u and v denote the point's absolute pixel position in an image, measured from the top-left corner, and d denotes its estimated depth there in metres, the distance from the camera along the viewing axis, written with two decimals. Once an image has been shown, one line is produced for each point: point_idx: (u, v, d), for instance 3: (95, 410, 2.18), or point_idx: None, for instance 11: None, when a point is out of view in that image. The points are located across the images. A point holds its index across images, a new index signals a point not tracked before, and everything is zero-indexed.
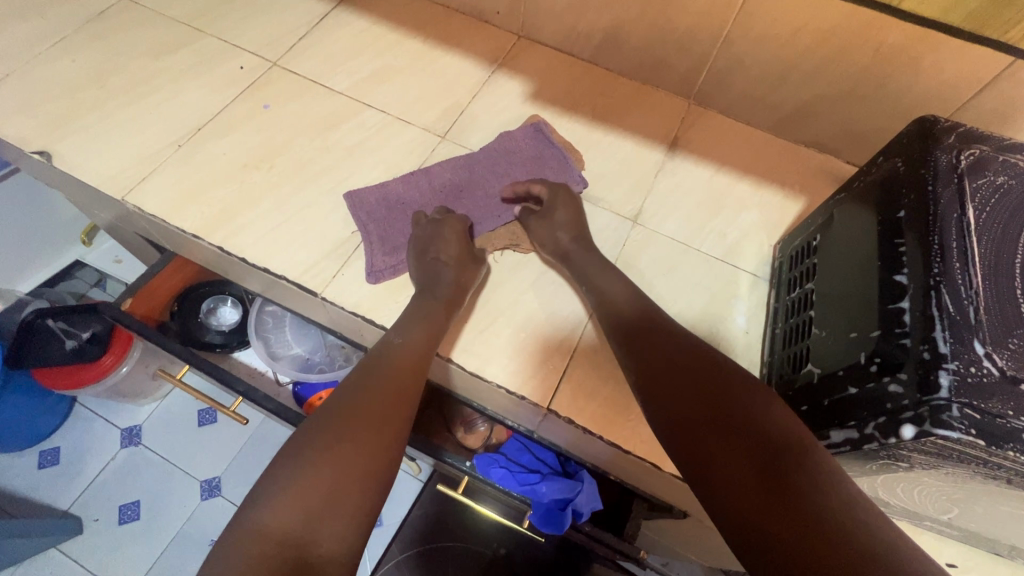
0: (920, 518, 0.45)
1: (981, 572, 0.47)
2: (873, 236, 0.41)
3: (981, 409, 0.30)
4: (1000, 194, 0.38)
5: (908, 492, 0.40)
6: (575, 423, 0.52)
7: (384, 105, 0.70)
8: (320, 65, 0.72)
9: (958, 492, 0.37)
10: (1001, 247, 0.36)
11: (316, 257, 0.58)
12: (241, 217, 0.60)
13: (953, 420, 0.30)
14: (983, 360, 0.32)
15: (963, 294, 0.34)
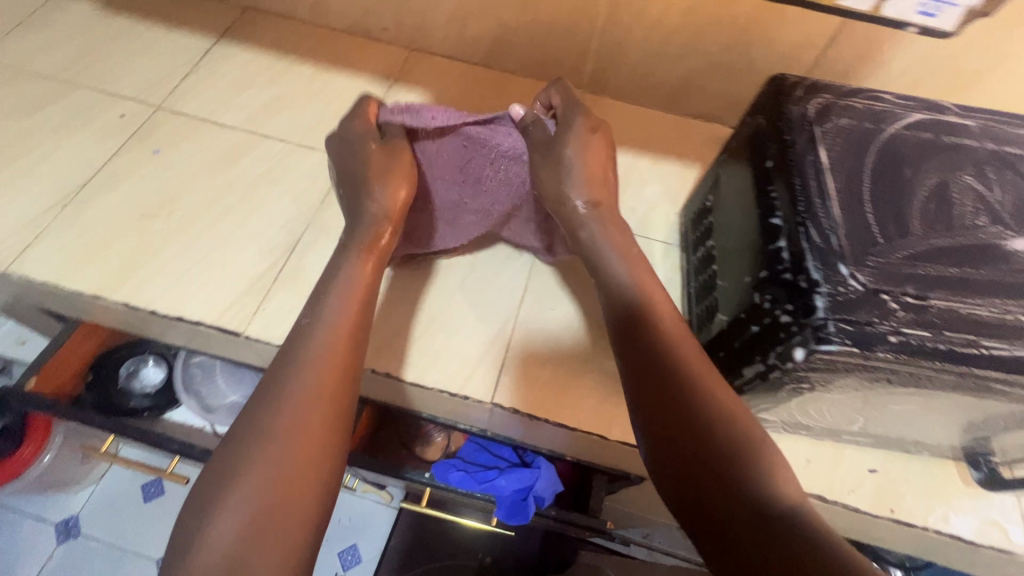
0: (838, 432, 0.50)
1: (897, 471, 0.52)
2: (752, 186, 0.46)
3: (851, 321, 0.34)
4: (845, 134, 0.44)
5: (818, 409, 0.45)
6: (519, 411, 0.53)
7: (281, 133, 0.69)
8: (208, 102, 0.70)
9: (856, 401, 0.41)
10: (851, 179, 0.41)
11: (233, 296, 0.56)
12: (146, 268, 0.57)
13: (831, 335, 0.34)
14: (847, 278, 0.36)
15: (825, 224, 0.38)
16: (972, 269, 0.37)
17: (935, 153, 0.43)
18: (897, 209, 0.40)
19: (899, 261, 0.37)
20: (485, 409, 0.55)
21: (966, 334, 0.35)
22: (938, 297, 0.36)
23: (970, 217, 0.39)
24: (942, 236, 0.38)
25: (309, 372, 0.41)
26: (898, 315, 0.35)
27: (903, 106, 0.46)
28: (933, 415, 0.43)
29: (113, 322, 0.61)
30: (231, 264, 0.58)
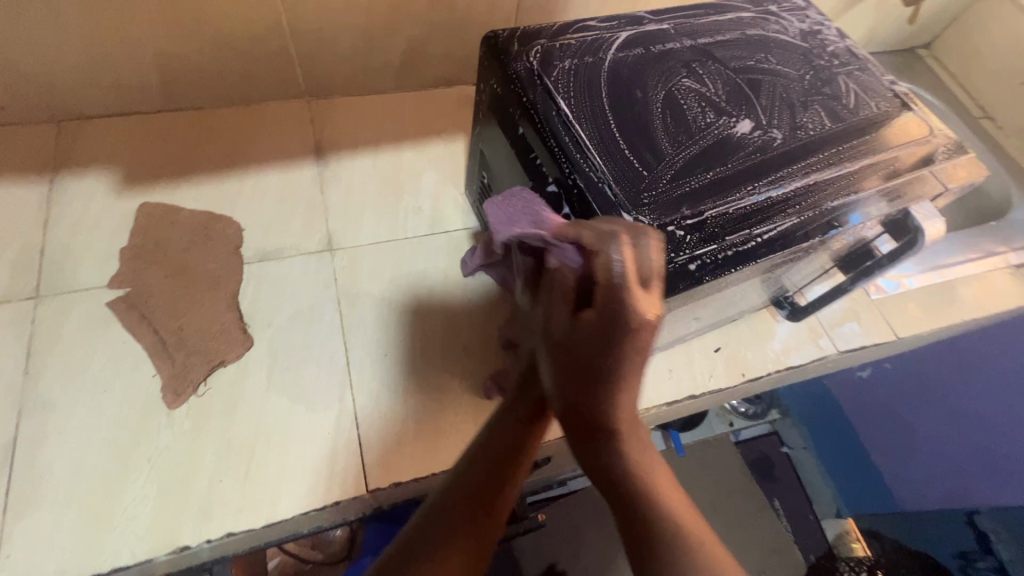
0: (767, 292, 0.77)
1: (762, 318, 0.86)
2: (759, 115, 0.61)
3: (777, 200, 0.55)
4: (779, 73, 0.65)
5: (759, 287, 0.72)
6: (431, 479, 0.65)
7: (128, 150, 0.80)
8: (38, 40, 0.69)
9: (791, 267, 0.67)
10: (786, 102, 0.62)
11: (120, 397, 0.64)
12: (48, 394, 0.63)
13: (783, 225, 0.54)
14: (754, 123, 0.60)
15: (783, 138, 0.60)
16: (857, 119, 0.63)
17: (849, 55, 0.69)
18: (802, 76, 0.65)
19: (788, 90, 0.63)
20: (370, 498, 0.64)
21: (861, 146, 0.61)
22: (842, 117, 0.63)
23: (829, 81, 0.65)
24: (826, 91, 0.64)
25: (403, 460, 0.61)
26: (810, 146, 0.59)
27: (837, 36, 0.71)
28: (821, 271, 0.75)
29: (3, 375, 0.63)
30: (125, 414, 0.63)
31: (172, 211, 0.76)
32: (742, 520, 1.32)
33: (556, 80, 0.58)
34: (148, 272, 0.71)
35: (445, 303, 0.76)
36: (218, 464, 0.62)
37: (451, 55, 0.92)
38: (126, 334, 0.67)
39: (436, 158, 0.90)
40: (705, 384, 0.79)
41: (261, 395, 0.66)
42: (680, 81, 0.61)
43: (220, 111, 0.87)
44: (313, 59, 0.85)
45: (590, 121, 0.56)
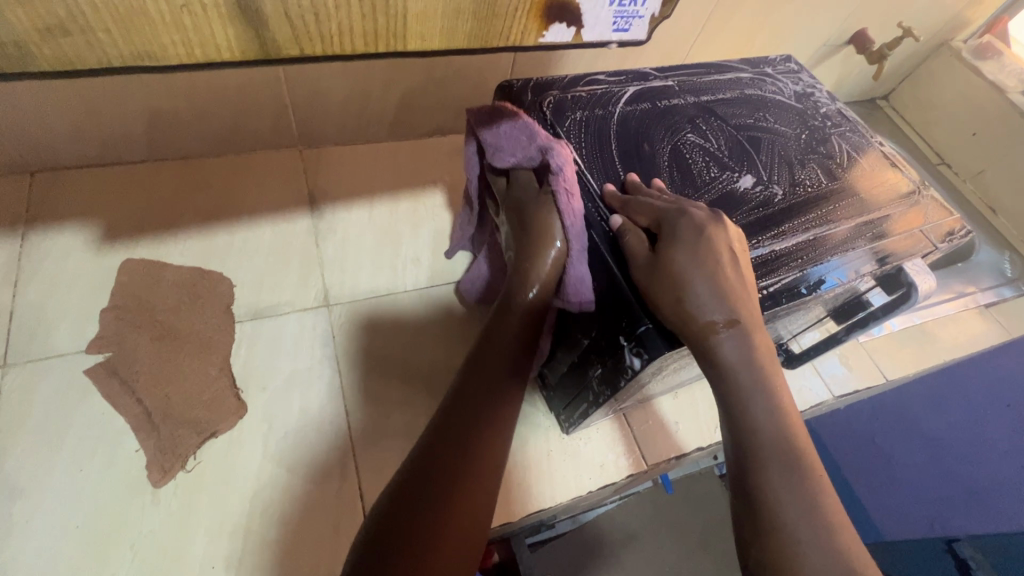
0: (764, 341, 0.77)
1: None
2: (760, 171, 0.63)
3: (776, 258, 0.56)
4: (776, 131, 0.68)
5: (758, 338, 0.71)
6: None
7: (107, 202, 0.76)
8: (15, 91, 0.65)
9: (785, 322, 0.67)
10: (784, 160, 0.65)
11: (98, 476, 0.58)
12: (17, 476, 0.57)
13: (781, 283, 0.55)
14: (756, 179, 0.62)
15: (784, 194, 0.61)
16: (849, 179, 0.66)
17: (840, 117, 0.73)
18: (796, 136, 0.69)
19: (786, 148, 0.66)
20: None
21: (853, 206, 0.63)
22: (835, 176, 0.65)
23: (821, 142, 0.69)
24: (820, 151, 0.68)
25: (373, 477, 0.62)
26: (807, 204, 0.61)
27: (827, 98, 0.76)
28: (811, 321, 0.77)
29: None
30: (105, 495, 0.58)
31: (157, 267, 0.72)
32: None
33: (569, 130, 0.59)
34: (132, 335, 0.66)
35: (448, 360, 0.74)
36: (210, 547, 0.57)
37: (446, 105, 0.93)
38: (107, 405, 0.62)
39: (433, 208, 0.89)
40: (710, 435, 0.79)
41: (257, 467, 0.62)
42: (685, 136, 0.63)
43: (208, 159, 0.84)
44: (308, 109, 0.84)
45: (600, 169, 0.56)
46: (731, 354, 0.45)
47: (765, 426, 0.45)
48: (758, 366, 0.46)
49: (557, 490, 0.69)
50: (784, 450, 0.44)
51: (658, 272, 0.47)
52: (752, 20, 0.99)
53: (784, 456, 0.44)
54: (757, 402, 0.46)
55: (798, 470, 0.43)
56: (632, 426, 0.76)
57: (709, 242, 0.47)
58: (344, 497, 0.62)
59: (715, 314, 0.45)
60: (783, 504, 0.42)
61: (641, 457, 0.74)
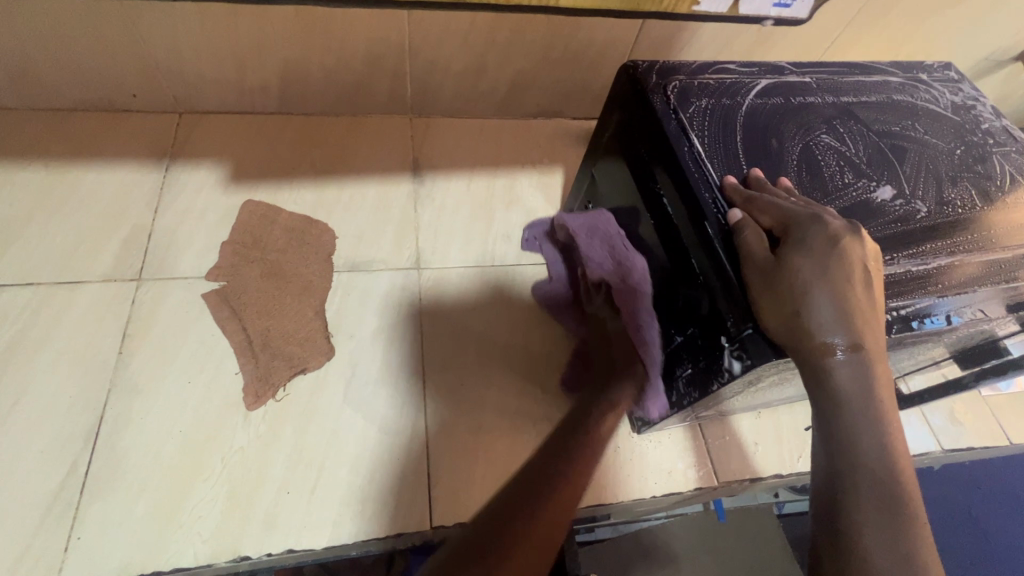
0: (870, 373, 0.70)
1: None
2: (904, 184, 0.56)
3: (911, 279, 0.50)
4: (925, 142, 0.61)
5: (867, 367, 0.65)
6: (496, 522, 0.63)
7: (238, 146, 0.83)
8: (181, 36, 0.72)
9: (905, 355, 0.61)
10: (932, 174, 0.58)
11: (202, 389, 0.64)
12: (138, 377, 0.64)
13: (913, 308, 0.49)
14: (897, 191, 0.55)
15: (928, 212, 0.55)
16: (1010, 204, 0.58)
17: (1006, 135, 0.64)
18: (950, 150, 0.61)
19: (935, 162, 0.59)
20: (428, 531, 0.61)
21: (1014, 234, 0.55)
22: (994, 200, 0.57)
23: (980, 160, 0.61)
24: (976, 170, 0.60)
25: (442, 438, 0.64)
26: (956, 227, 0.54)
27: (992, 113, 0.67)
28: (932, 361, 0.68)
29: (102, 350, 0.65)
30: (205, 407, 0.63)
31: (273, 211, 0.78)
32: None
33: (692, 117, 0.56)
34: (244, 269, 0.72)
35: (525, 338, 0.74)
36: (287, 474, 0.61)
37: (556, 86, 0.92)
38: (217, 327, 0.68)
39: (529, 188, 0.89)
40: (792, 465, 0.73)
41: (336, 409, 0.65)
42: (819, 137, 0.58)
43: (327, 118, 0.89)
44: (424, 79, 0.86)
45: (721, 160, 0.53)
46: (846, 381, 0.41)
47: (872, 461, 0.40)
48: (874, 400, 0.41)
49: (619, 488, 0.67)
50: (889, 495, 0.39)
51: (775, 276, 0.43)
52: (903, 23, 0.90)
53: (886, 501, 0.39)
54: (866, 438, 0.40)
55: (900, 517, 0.39)
56: (706, 437, 0.72)
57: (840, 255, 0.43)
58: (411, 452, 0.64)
59: (835, 336, 0.41)
60: (886, 549, 0.38)
61: (712, 472, 0.70)
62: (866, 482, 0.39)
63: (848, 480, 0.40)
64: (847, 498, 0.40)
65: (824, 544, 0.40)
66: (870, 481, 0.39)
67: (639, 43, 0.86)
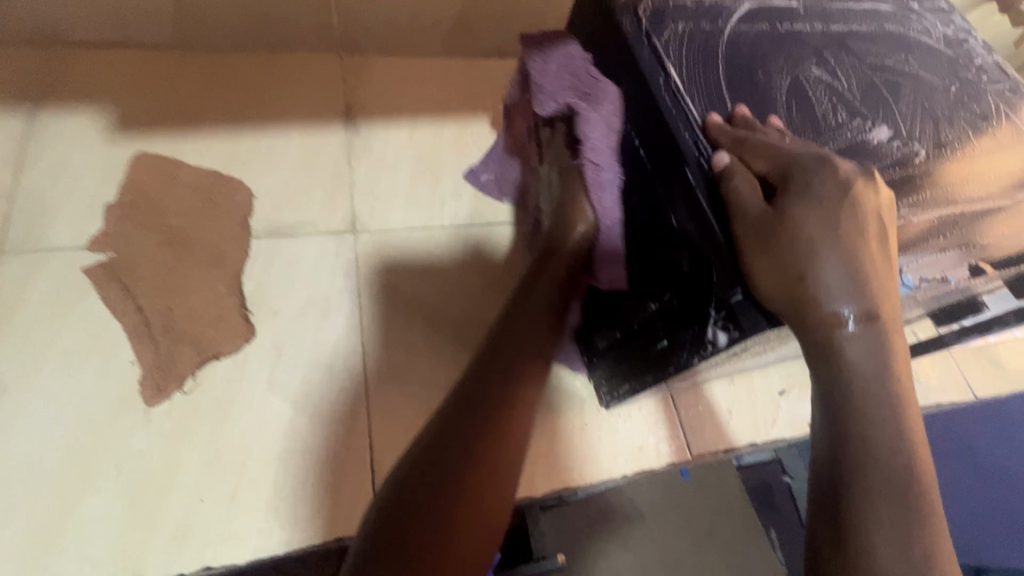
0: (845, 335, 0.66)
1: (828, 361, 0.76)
2: (898, 124, 0.50)
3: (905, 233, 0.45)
4: (919, 78, 0.54)
5: None
6: None
7: (124, 86, 0.68)
8: None
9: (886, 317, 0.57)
10: (928, 114, 0.52)
11: (88, 383, 0.53)
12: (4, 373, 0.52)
13: None
14: (892, 132, 0.49)
15: (925, 156, 0.49)
16: (1005, 146, 0.53)
17: (999, 71, 0.59)
18: (944, 87, 0.55)
19: (931, 101, 0.53)
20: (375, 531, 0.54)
21: (1009, 179, 0.50)
22: (990, 143, 0.52)
23: (974, 98, 0.55)
24: (972, 109, 0.54)
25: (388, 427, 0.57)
26: (954, 172, 0.49)
27: (984, 48, 0.61)
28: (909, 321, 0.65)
29: None
30: (92, 405, 0.52)
31: (173, 165, 0.64)
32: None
33: (668, 43, 0.47)
34: (137, 236, 0.59)
35: (480, 308, 0.66)
36: (201, 480, 0.51)
37: (508, 18, 0.80)
38: (104, 308, 0.56)
39: (482, 138, 0.79)
40: (766, 431, 0.69)
41: (260, 399, 0.56)
42: (809, 69, 0.50)
43: (239, 54, 0.74)
44: (353, 6, 0.72)
45: (703, 94, 0.45)
46: (855, 355, 0.36)
47: (880, 443, 0.35)
48: (889, 376, 0.36)
49: (588, 468, 0.61)
50: (896, 481, 0.34)
51: (777, 236, 0.36)
52: None
53: (893, 487, 0.34)
54: (876, 417, 0.36)
55: (908, 504, 0.34)
56: (678, 408, 0.67)
57: (846, 207, 0.36)
58: (351, 445, 0.56)
59: (845, 304, 0.36)
60: (885, 547, 0.33)
61: (684, 445, 0.65)
62: (872, 467, 0.35)
63: (854, 462, 0.35)
64: (851, 484, 0.35)
65: (825, 539, 0.35)
66: (877, 465, 0.35)
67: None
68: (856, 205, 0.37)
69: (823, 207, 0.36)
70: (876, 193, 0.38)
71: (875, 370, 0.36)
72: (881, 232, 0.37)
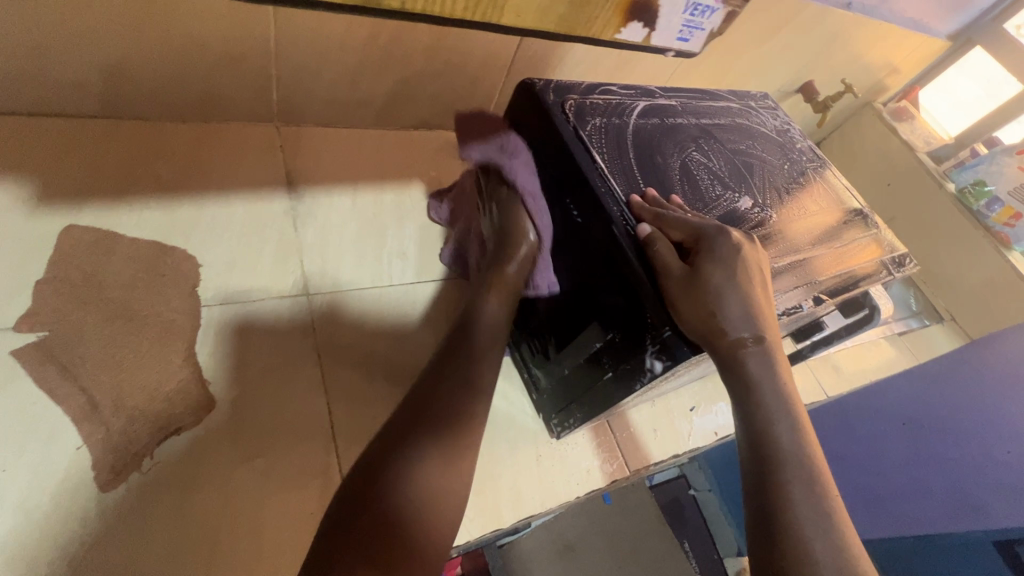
0: None
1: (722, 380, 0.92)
2: (755, 195, 0.67)
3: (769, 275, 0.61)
4: (763, 159, 0.73)
5: None
6: None
7: (43, 157, 0.64)
8: None
9: None
10: (771, 186, 0.70)
11: (27, 475, 0.51)
12: None
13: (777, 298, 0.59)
14: (751, 201, 0.66)
15: (773, 218, 0.66)
16: (823, 209, 0.73)
17: (812, 153, 0.80)
18: (779, 166, 0.74)
19: (772, 176, 0.72)
20: None
21: (828, 233, 0.70)
22: (813, 207, 0.72)
23: (799, 175, 0.75)
24: (798, 182, 0.74)
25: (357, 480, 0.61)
26: (793, 229, 0.67)
27: (801, 136, 0.83)
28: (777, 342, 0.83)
29: None
30: (33, 498, 0.50)
31: (108, 239, 0.63)
32: (661, 562, 1.29)
33: (590, 134, 0.59)
34: (77, 314, 0.57)
35: (436, 358, 0.73)
36: (167, 559, 0.52)
37: (438, 98, 0.89)
38: (41, 393, 0.53)
39: (419, 201, 0.86)
40: (684, 443, 0.82)
41: (226, 471, 0.57)
42: (691, 153, 0.66)
43: (171, 123, 0.74)
44: (292, 86, 0.76)
45: (622, 176, 0.57)
46: (755, 368, 0.49)
47: (780, 437, 0.47)
48: (778, 384, 0.49)
49: (545, 496, 0.69)
50: (800, 464, 0.46)
51: (694, 283, 0.48)
52: (723, 59, 1.07)
53: (799, 469, 0.46)
54: (779, 417, 0.48)
55: (812, 481, 0.46)
56: (614, 433, 0.77)
57: (737, 258, 0.50)
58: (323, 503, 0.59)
59: (745, 331, 0.49)
60: (803, 519, 0.44)
61: (622, 464, 0.75)
62: (778, 455, 0.47)
63: (769, 455, 0.47)
64: (771, 470, 0.46)
65: (758, 519, 0.45)
66: (782, 454, 0.47)
67: (519, 57, 0.87)
68: (743, 257, 0.51)
69: (721, 259, 0.50)
70: (754, 248, 0.53)
71: (767, 379, 0.49)
72: (762, 276, 0.52)
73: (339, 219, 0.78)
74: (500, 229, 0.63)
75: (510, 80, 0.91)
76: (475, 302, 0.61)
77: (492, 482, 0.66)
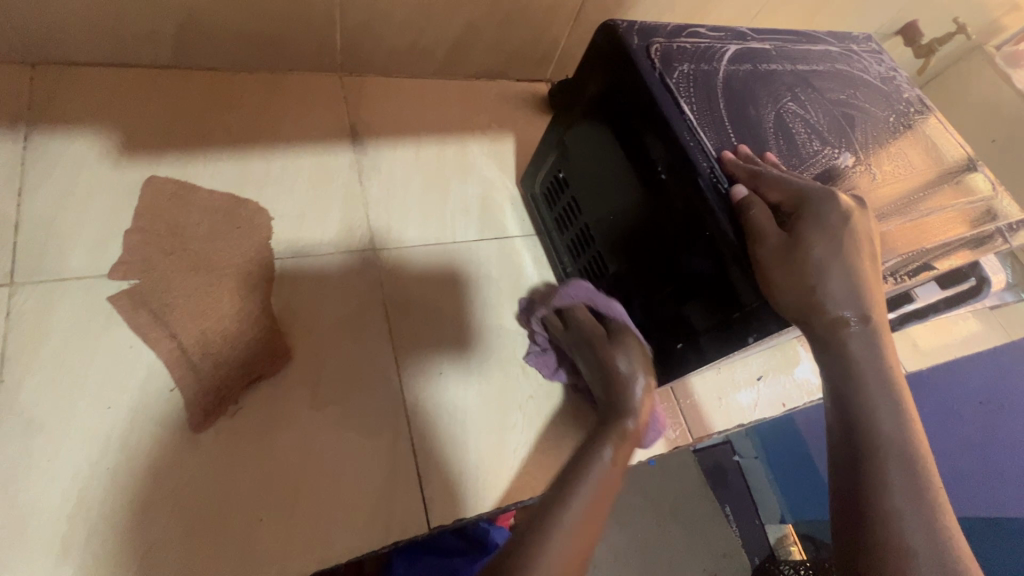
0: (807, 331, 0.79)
1: (795, 350, 0.87)
2: (856, 151, 0.61)
3: None
4: (866, 111, 0.66)
5: None
6: (494, 509, 0.62)
7: (122, 111, 0.66)
8: None
9: None
10: (873, 141, 0.63)
11: (129, 413, 0.54)
12: (43, 409, 0.52)
13: None
14: (851, 158, 0.60)
15: (874, 178, 0.60)
16: (931, 168, 0.65)
17: (922, 103, 0.71)
18: (881, 118, 0.66)
19: (875, 131, 0.64)
20: (425, 531, 0.59)
21: (937, 195, 0.62)
22: (919, 166, 0.64)
23: (904, 128, 0.67)
24: (903, 138, 0.66)
25: (427, 435, 0.63)
26: (895, 190, 0.60)
27: (909, 83, 0.73)
28: None
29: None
30: (136, 435, 0.54)
31: (187, 192, 0.64)
32: (705, 522, 1.32)
33: (678, 82, 0.54)
34: (163, 264, 0.60)
35: (500, 317, 0.72)
36: (257, 500, 0.55)
37: (502, 45, 0.85)
38: (136, 338, 0.57)
39: (481, 156, 0.83)
40: (749, 414, 0.80)
41: (305, 418, 0.59)
42: (786, 104, 0.60)
43: (238, 75, 0.73)
44: (356, 34, 0.73)
45: (713, 129, 0.53)
46: (857, 351, 0.46)
47: (878, 418, 0.44)
48: (880, 363, 0.46)
49: (609, 458, 0.69)
50: (900, 451, 0.43)
51: (794, 255, 0.45)
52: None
53: (899, 457, 0.43)
54: (880, 401, 0.45)
55: (912, 467, 0.43)
56: (678, 400, 0.76)
57: (844, 227, 0.46)
58: (397, 455, 0.61)
59: (848, 310, 0.46)
60: (898, 507, 0.41)
61: (687, 433, 0.74)
62: (874, 438, 0.44)
63: (866, 439, 0.44)
64: (867, 455, 0.43)
65: (846, 502, 0.43)
66: (878, 437, 0.44)
67: None
68: (849, 227, 0.46)
69: (826, 228, 0.46)
70: (863, 218, 0.48)
71: (866, 358, 0.46)
72: (870, 249, 0.47)
73: (405, 175, 0.77)
74: (603, 368, 0.58)
75: (578, 23, 0.85)
76: (615, 414, 0.54)
77: (556, 442, 0.67)
